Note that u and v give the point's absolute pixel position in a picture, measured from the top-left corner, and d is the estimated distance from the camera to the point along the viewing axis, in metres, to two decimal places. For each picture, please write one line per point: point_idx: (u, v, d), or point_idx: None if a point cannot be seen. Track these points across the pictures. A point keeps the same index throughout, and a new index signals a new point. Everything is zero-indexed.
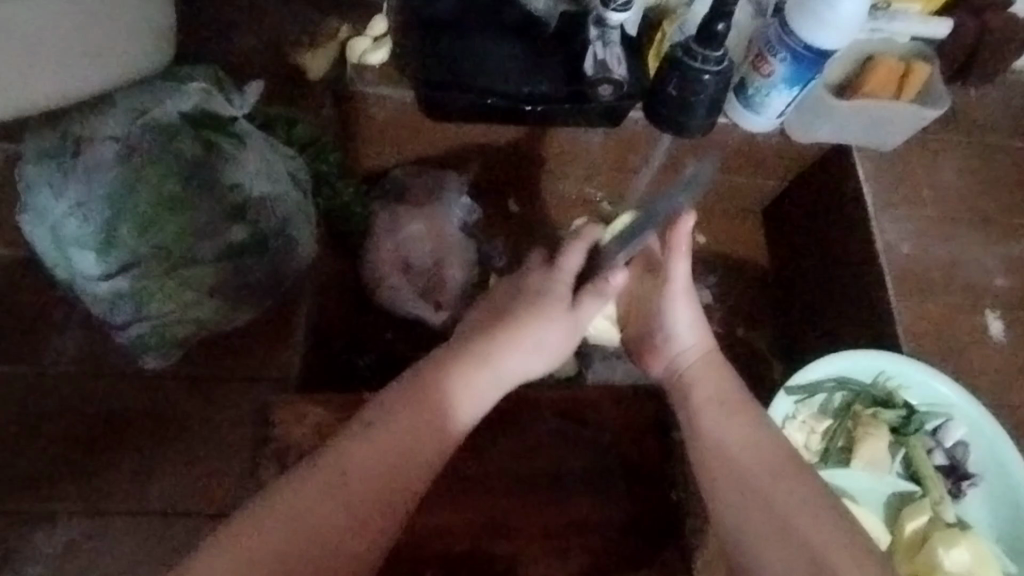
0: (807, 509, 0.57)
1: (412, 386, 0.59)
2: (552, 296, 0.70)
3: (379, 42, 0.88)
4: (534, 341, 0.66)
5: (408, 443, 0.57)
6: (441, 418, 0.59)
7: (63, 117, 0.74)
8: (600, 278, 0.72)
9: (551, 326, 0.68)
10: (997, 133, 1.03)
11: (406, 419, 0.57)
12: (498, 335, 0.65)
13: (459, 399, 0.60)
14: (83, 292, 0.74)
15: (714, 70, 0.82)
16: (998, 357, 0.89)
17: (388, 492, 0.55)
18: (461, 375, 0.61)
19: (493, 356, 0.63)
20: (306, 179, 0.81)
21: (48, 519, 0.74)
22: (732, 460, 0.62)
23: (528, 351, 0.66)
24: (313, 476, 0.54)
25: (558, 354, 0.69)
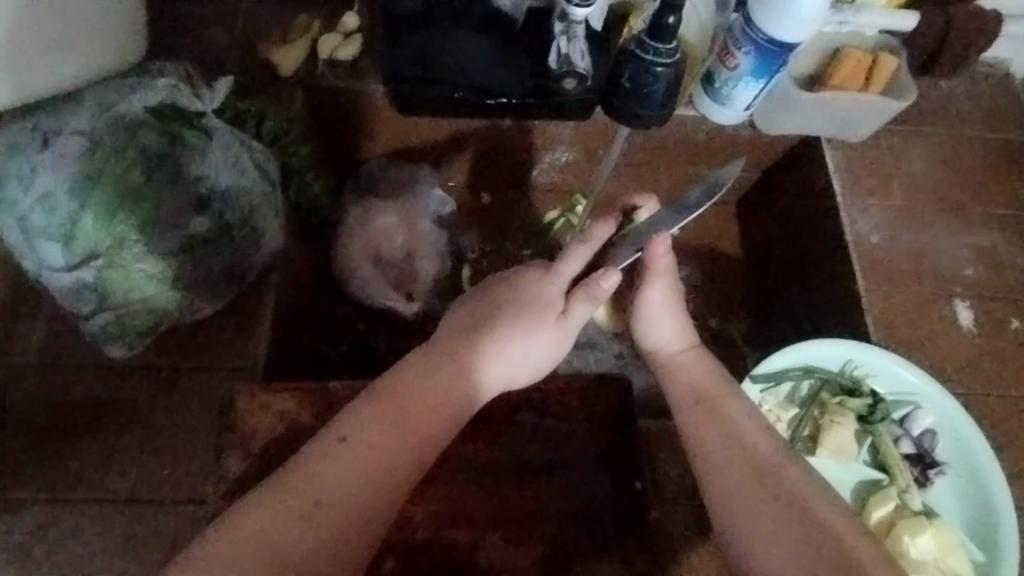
0: (776, 502, 0.58)
1: (388, 407, 0.58)
2: (538, 302, 0.66)
3: (349, 38, 0.93)
4: (516, 355, 0.65)
5: (387, 459, 0.57)
6: (423, 434, 0.59)
7: (32, 112, 0.75)
8: (592, 281, 0.66)
9: (536, 337, 0.65)
10: (965, 124, 1.04)
11: (385, 435, 0.57)
12: (480, 344, 0.64)
13: (433, 405, 0.60)
14: (48, 284, 0.75)
15: (666, 63, 0.80)
16: (969, 346, 0.89)
17: (372, 502, 0.55)
18: (442, 394, 0.60)
19: (473, 368, 0.63)
20: (273, 170, 0.83)
21: (7, 512, 0.71)
22: (714, 462, 0.62)
23: (508, 366, 0.65)
24: (293, 500, 0.54)
25: (545, 363, 0.66)
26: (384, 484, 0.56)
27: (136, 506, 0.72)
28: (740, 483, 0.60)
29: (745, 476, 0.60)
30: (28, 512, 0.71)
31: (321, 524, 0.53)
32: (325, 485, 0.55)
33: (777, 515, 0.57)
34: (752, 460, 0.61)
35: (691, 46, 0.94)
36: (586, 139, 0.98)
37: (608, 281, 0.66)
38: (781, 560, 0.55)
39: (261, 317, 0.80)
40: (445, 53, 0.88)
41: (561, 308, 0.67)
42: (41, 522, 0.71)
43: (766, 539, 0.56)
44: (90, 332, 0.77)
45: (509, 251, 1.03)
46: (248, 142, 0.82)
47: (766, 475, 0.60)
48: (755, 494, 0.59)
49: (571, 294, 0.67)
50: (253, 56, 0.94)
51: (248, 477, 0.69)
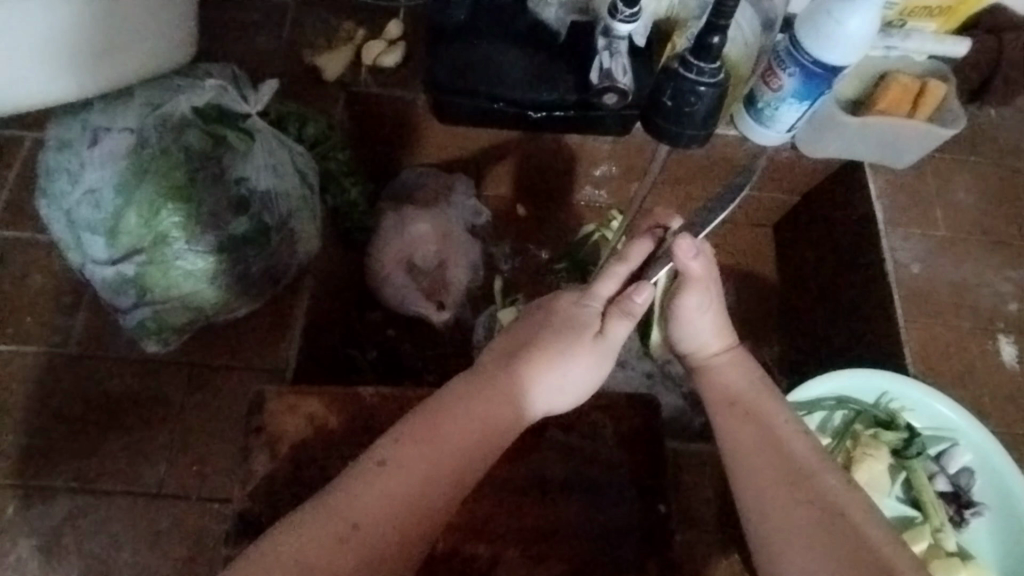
0: (817, 516, 0.56)
1: (422, 428, 0.58)
2: (575, 323, 0.64)
3: (392, 46, 0.94)
4: (558, 373, 0.62)
5: (421, 479, 0.56)
6: (459, 455, 0.57)
7: (87, 111, 0.79)
8: (626, 297, 0.65)
9: (573, 356, 0.62)
10: (1014, 154, 1.02)
11: (418, 455, 0.56)
12: (515, 367, 0.61)
13: (467, 420, 0.58)
14: (91, 277, 0.77)
15: (710, 82, 0.77)
16: (1010, 382, 0.87)
17: (401, 520, 0.55)
18: (472, 405, 0.59)
19: (513, 390, 0.60)
20: (313, 174, 0.85)
21: (39, 499, 0.73)
22: (755, 477, 0.60)
23: (551, 383, 0.62)
24: (320, 518, 0.54)
25: (587, 384, 0.63)
26: (414, 507, 0.55)
27: (162, 500, 0.73)
28: (771, 493, 0.58)
29: (778, 487, 0.58)
30: (59, 499, 0.73)
31: (352, 540, 0.53)
32: (358, 500, 0.54)
33: (813, 529, 0.56)
34: (785, 471, 0.59)
35: (735, 64, 0.92)
36: (624, 154, 0.98)
37: (641, 295, 0.64)
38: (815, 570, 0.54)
39: (294, 318, 0.81)
40: (486, 65, 0.88)
41: (599, 327, 0.64)
42: (69, 512, 0.72)
43: (795, 544, 0.56)
44: (127, 326, 0.78)
45: (541, 264, 1.03)
46: (289, 145, 0.83)
47: (801, 487, 0.58)
48: (780, 498, 0.58)
49: (606, 312, 0.65)
50: (299, 59, 0.95)
51: (273, 478, 0.69)
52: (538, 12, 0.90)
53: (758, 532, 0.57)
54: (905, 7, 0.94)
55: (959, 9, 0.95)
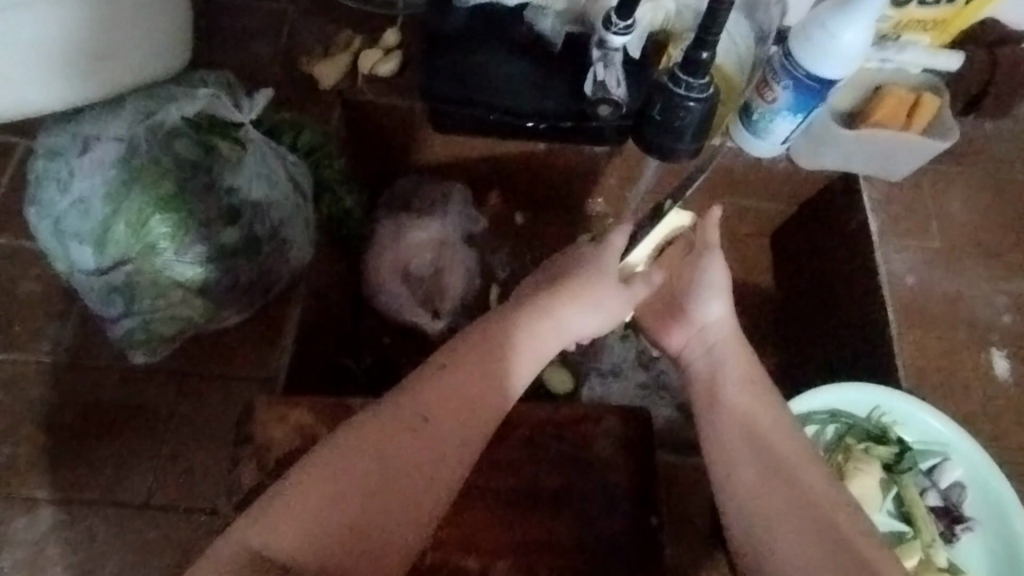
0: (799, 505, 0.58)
1: (476, 343, 0.62)
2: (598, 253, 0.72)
3: (389, 54, 0.94)
4: (592, 301, 0.69)
5: (464, 407, 0.59)
6: (499, 377, 0.61)
7: (77, 120, 0.79)
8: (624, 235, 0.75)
9: (602, 290, 0.69)
10: (1008, 166, 1.02)
11: (469, 372, 0.60)
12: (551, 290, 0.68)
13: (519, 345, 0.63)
14: (79, 287, 0.77)
15: (699, 97, 0.77)
16: (1003, 396, 0.87)
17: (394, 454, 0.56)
18: (523, 332, 0.64)
19: (552, 306, 0.67)
20: (306, 183, 0.84)
21: (27, 508, 0.73)
22: (751, 458, 0.61)
23: (585, 310, 0.68)
24: (350, 473, 0.55)
25: (608, 317, 0.70)
26: (446, 457, 0.58)
27: (150, 511, 0.73)
28: (762, 479, 0.60)
29: (769, 473, 0.60)
30: (46, 509, 0.73)
31: (379, 500, 0.55)
32: (394, 445, 0.56)
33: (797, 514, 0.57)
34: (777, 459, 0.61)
35: (728, 75, 0.92)
36: (620, 165, 0.98)
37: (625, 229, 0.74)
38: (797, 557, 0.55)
39: (286, 329, 0.81)
40: (480, 73, 0.88)
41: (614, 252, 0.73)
42: (57, 521, 0.72)
43: (781, 527, 0.57)
44: (116, 336, 0.78)
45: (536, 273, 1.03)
46: (283, 154, 0.83)
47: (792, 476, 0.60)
48: (750, 454, 0.62)
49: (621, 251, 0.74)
50: (294, 67, 0.95)
51: (262, 486, 0.70)
52: (533, 22, 0.90)
53: (750, 513, 0.59)
54: (899, 20, 0.94)
55: (955, 22, 0.95)
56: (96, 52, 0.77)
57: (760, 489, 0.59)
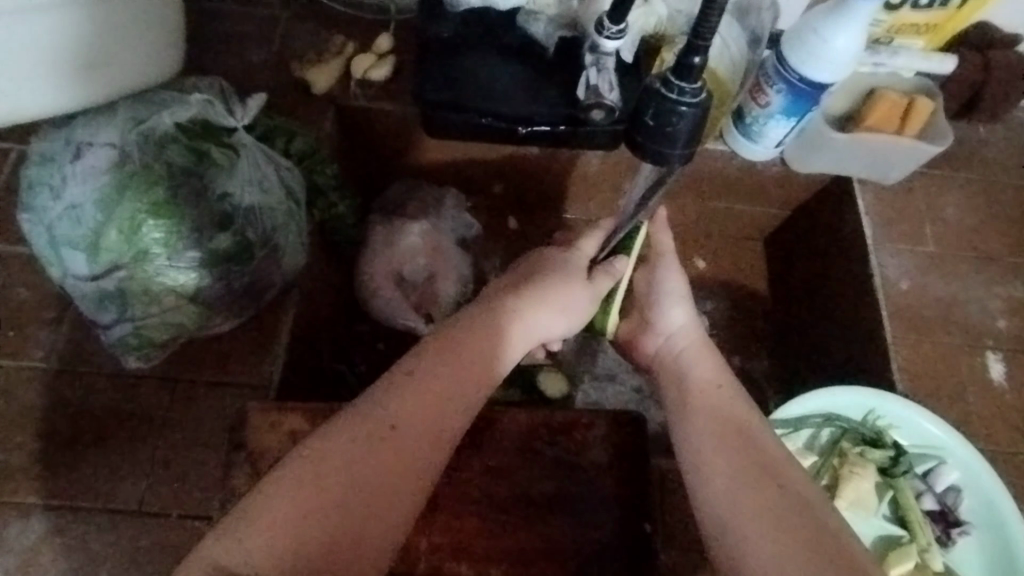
0: (772, 501, 0.57)
1: (442, 344, 0.62)
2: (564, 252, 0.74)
3: (383, 59, 0.94)
4: (559, 303, 0.69)
5: (437, 411, 0.60)
6: (468, 377, 0.61)
7: (70, 126, 0.79)
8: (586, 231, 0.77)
9: (570, 293, 0.70)
10: (1002, 170, 1.02)
11: (442, 373, 0.61)
12: (524, 286, 0.69)
13: (485, 346, 0.63)
14: (72, 293, 0.77)
15: (692, 102, 0.76)
16: (998, 399, 0.87)
17: (357, 475, 0.56)
18: (489, 333, 0.64)
19: (526, 301, 0.67)
20: (299, 188, 0.84)
21: (18, 515, 0.72)
22: (719, 457, 0.61)
23: (552, 311, 0.68)
24: (336, 473, 0.55)
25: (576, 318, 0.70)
26: (414, 471, 0.58)
27: (142, 517, 0.73)
28: (732, 477, 0.59)
29: (740, 472, 0.60)
30: (39, 516, 0.72)
31: (367, 500, 0.56)
32: (367, 458, 0.57)
33: (770, 510, 0.57)
34: (749, 458, 0.61)
35: (720, 79, 0.91)
36: (614, 169, 0.98)
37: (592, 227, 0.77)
38: (769, 555, 0.54)
39: (278, 335, 0.81)
40: (474, 77, 0.88)
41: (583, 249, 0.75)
42: (49, 529, 0.72)
43: (751, 524, 0.56)
44: (109, 342, 0.77)
45: None
46: (275, 160, 0.83)
47: (765, 474, 0.59)
48: (718, 445, 0.62)
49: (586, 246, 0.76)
50: (287, 72, 0.95)
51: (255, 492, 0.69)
52: (526, 27, 0.90)
53: (719, 513, 0.58)
54: (892, 24, 0.94)
55: (948, 26, 0.95)
56: (92, 55, 0.77)
57: (731, 481, 0.59)
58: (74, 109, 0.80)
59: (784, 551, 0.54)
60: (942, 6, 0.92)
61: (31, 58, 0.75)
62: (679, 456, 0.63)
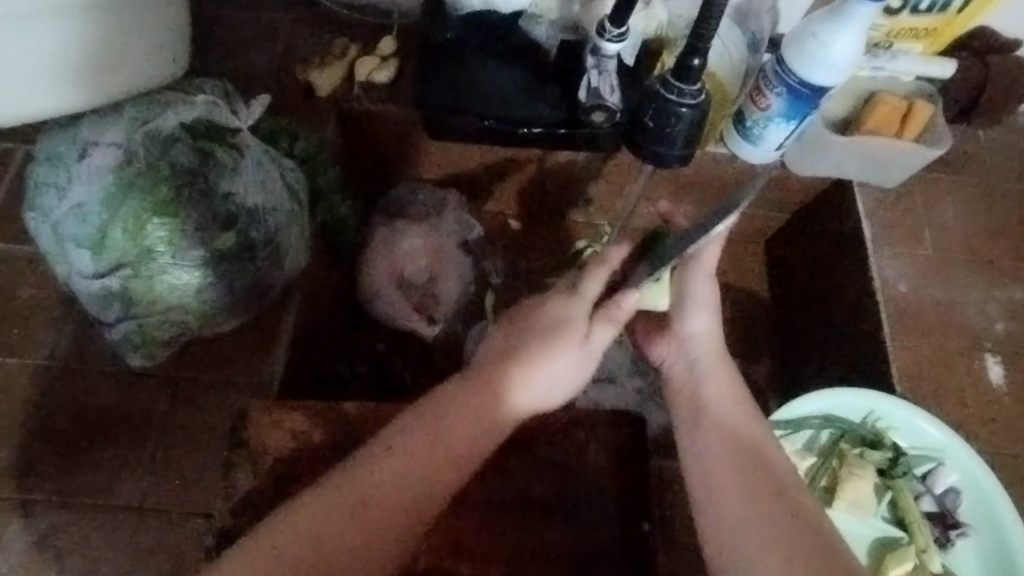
0: (775, 510, 0.58)
1: (438, 408, 0.60)
2: (564, 323, 0.65)
3: (385, 62, 0.94)
4: (550, 374, 0.63)
5: (440, 459, 0.58)
6: (468, 438, 0.60)
7: (76, 126, 0.80)
8: (612, 303, 0.67)
9: (560, 358, 0.64)
10: (1001, 173, 1.02)
11: (443, 430, 0.59)
12: (514, 356, 0.64)
13: (477, 415, 0.60)
14: (77, 291, 0.77)
15: (691, 103, 0.77)
16: (997, 401, 0.87)
17: (347, 509, 0.56)
18: (484, 400, 0.61)
19: (514, 377, 0.62)
20: (302, 190, 0.83)
21: (21, 512, 0.73)
22: (725, 468, 0.61)
23: (540, 384, 0.63)
24: (331, 513, 0.55)
25: (572, 385, 0.65)
26: (414, 508, 0.57)
27: (144, 515, 0.73)
28: (736, 488, 0.59)
29: (744, 485, 0.59)
30: (42, 514, 0.73)
31: (368, 529, 0.56)
32: (366, 501, 0.56)
33: (771, 519, 0.57)
34: (755, 468, 0.61)
35: (720, 82, 0.93)
36: (616, 170, 0.99)
37: (628, 301, 0.67)
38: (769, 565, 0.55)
39: (281, 337, 0.81)
40: (476, 80, 0.89)
41: (586, 331, 0.66)
42: (53, 525, 0.73)
43: (751, 531, 0.57)
44: (113, 339, 0.78)
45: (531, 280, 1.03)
46: (279, 161, 0.83)
47: (770, 483, 0.59)
48: (730, 459, 0.61)
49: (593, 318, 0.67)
50: (291, 75, 0.95)
51: (256, 491, 0.70)
52: (528, 30, 0.91)
53: (720, 525, 0.58)
54: (891, 29, 0.95)
55: (946, 30, 0.95)
56: (102, 53, 0.78)
57: (738, 521, 0.58)
58: (80, 110, 0.81)
59: (783, 559, 0.54)
60: (940, 12, 0.92)
61: (41, 50, 0.75)
62: (691, 491, 0.61)
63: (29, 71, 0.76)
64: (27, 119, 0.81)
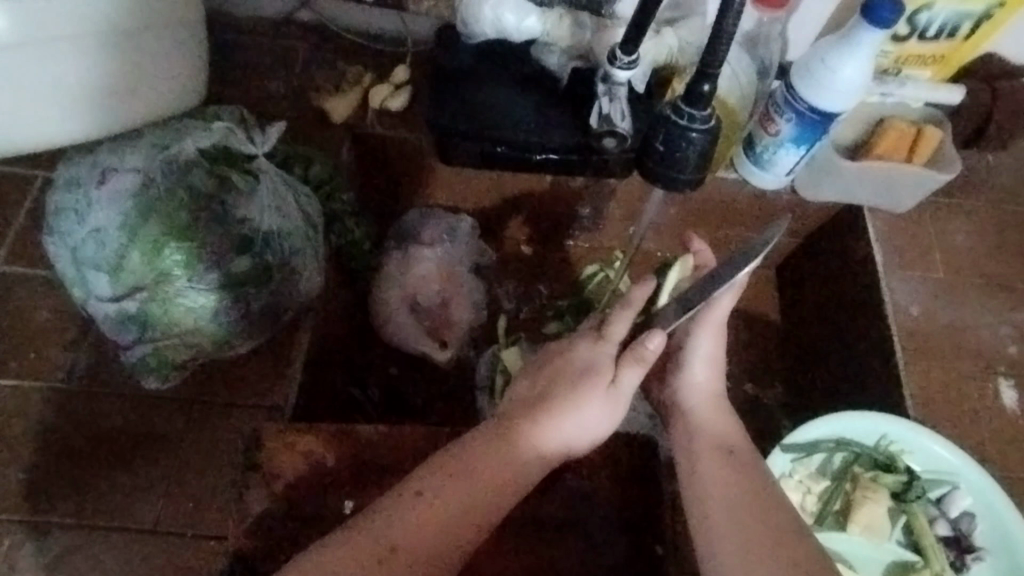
0: (772, 538, 0.58)
1: (465, 453, 0.61)
2: (590, 368, 0.66)
3: (399, 90, 0.96)
4: (577, 420, 0.65)
5: (469, 502, 0.59)
6: (498, 479, 0.61)
7: (95, 152, 0.81)
8: (638, 344, 0.65)
9: (587, 405, 0.65)
10: (1010, 196, 1.03)
11: (480, 472, 0.60)
12: (542, 404, 0.65)
13: (501, 457, 0.62)
14: (94, 314, 0.78)
15: (702, 128, 0.77)
16: (1011, 425, 0.86)
17: (365, 547, 0.56)
18: (507, 443, 0.63)
19: (540, 421, 0.64)
20: (316, 214, 0.86)
21: (34, 534, 0.73)
22: (722, 499, 0.61)
23: (568, 429, 0.65)
24: (347, 549, 0.56)
25: (601, 430, 0.66)
26: (443, 546, 0.58)
27: (158, 536, 0.73)
28: (732, 519, 0.59)
29: (742, 515, 0.60)
30: (56, 536, 0.73)
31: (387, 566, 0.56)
32: (389, 540, 0.56)
33: (766, 548, 0.57)
34: (754, 501, 0.61)
35: (731, 108, 0.94)
36: (627, 194, 0.99)
37: (653, 343, 0.64)
38: None
39: (295, 360, 0.82)
40: (488, 107, 0.90)
41: (612, 375, 0.66)
42: (65, 548, 0.73)
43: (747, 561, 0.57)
44: (128, 362, 0.79)
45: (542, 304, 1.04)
46: (294, 186, 0.85)
47: (769, 515, 0.59)
48: (728, 491, 0.62)
49: (620, 359, 0.66)
50: (305, 102, 0.97)
51: (270, 513, 0.70)
52: (540, 58, 0.92)
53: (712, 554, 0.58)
54: (899, 55, 0.95)
55: (954, 57, 0.96)
56: (124, 80, 0.79)
57: (737, 553, 0.58)
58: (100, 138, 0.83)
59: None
60: (948, 37, 0.93)
61: (60, 76, 0.75)
62: (691, 529, 0.61)
63: (44, 97, 0.75)
64: (38, 145, 0.80)
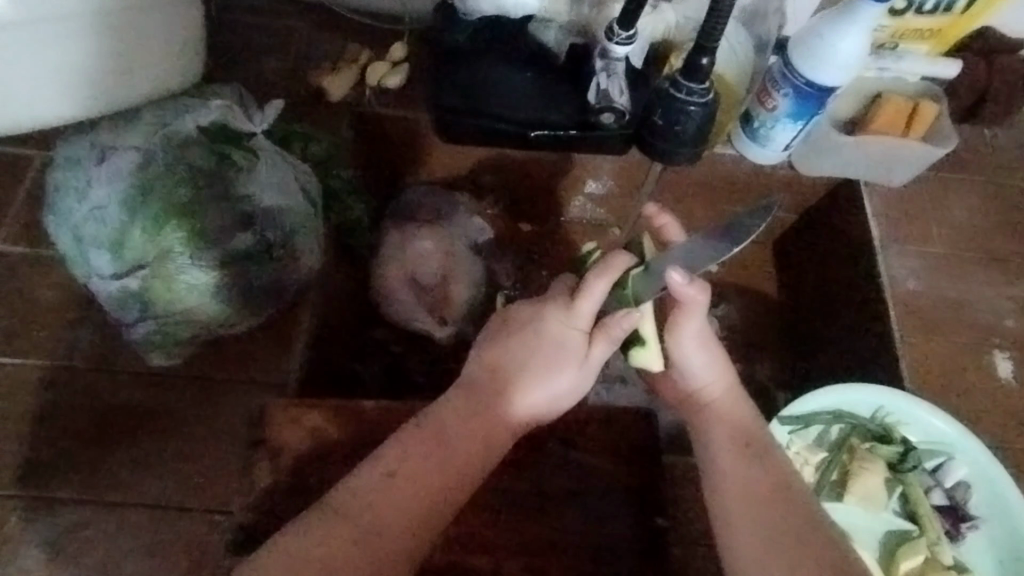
0: (793, 522, 0.58)
1: (446, 432, 0.62)
2: (563, 346, 0.66)
3: (397, 67, 0.97)
4: (546, 398, 0.66)
5: (449, 482, 0.60)
6: (480, 456, 0.62)
7: (96, 131, 0.82)
8: (608, 320, 0.66)
9: (557, 378, 0.65)
10: (1007, 171, 1.03)
11: (462, 454, 0.61)
12: (518, 378, 0.65)
13: (486, 435, 0.63)
14: (96, 292, 0.79)
15: (701, 101, 0.78)
16: (1009, 397, 0.87)
17: (359, 520, 0.56)
18: (489, 425, 0.63)
19: (518, 390, 0.65)
20: (316, 191, 0.86)
21: (43, 509, 0.74)
22: (743, 490, 0.60)
23: (541, 402, 0.66)
24: (347, 524, 0.56)
25: (567, 402, 0.67)
26: (423, 524, 0.58)
27: (165, 511, 0.74)
28: (749, 510, 0.59)
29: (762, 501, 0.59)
30: (63, 510, 0.74)
31: (388, 543, 0.56)
32: (377, 522, 0.56)
33: (782, 534, 0.57)
34: (771, 485, 0.60)
35: (729, 83, 0.94)
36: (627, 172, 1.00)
37: (626, 321, 0.66)
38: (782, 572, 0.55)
39: (297, 333, 0.83)
40: (487, 85, 0.90)
41: (583, 351, 0.67)
42: (71, 523, 0.73)
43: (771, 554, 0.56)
44: (132, 339, 0.79)
45: (542, 281, 1.04)
46: (293, 163, 0.85)
47: (783, 499, 0.59)
48: (750, 477, 0.61)
49: (591, 334, 0.67)
50: (303, 81, 0.97)
51: (275, 488, 0.71)
52: (537, 34, 0.92)
53: (738, 548, 0.58)
54: (896, 30, 0.96)
55: (951, 31, 0.97)
56: (122, 57, 0.79)
57: (761, 552, 0.57)
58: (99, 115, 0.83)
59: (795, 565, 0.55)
60: (945, 12, 0.94)
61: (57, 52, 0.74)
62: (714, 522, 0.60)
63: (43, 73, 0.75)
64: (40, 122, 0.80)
